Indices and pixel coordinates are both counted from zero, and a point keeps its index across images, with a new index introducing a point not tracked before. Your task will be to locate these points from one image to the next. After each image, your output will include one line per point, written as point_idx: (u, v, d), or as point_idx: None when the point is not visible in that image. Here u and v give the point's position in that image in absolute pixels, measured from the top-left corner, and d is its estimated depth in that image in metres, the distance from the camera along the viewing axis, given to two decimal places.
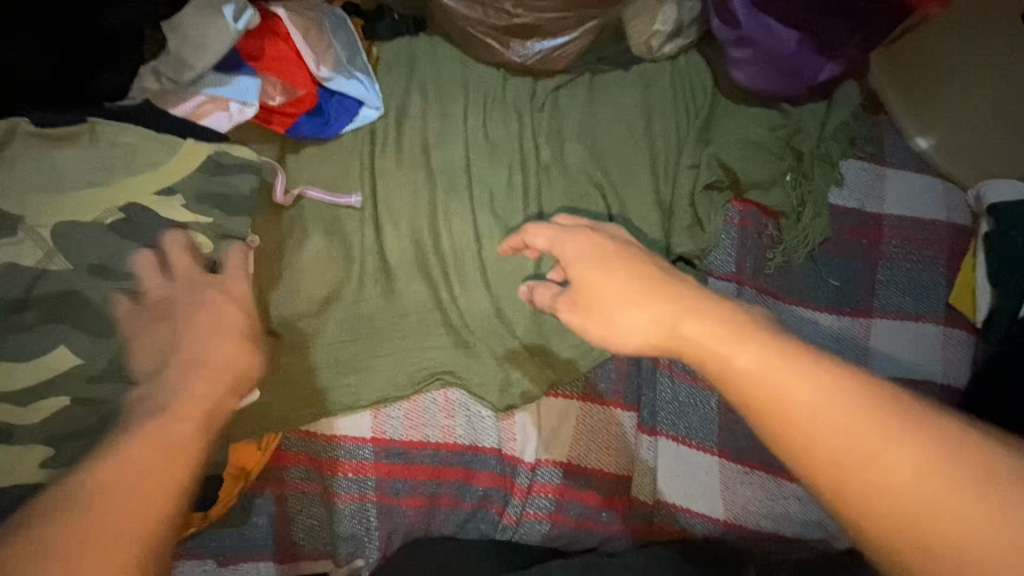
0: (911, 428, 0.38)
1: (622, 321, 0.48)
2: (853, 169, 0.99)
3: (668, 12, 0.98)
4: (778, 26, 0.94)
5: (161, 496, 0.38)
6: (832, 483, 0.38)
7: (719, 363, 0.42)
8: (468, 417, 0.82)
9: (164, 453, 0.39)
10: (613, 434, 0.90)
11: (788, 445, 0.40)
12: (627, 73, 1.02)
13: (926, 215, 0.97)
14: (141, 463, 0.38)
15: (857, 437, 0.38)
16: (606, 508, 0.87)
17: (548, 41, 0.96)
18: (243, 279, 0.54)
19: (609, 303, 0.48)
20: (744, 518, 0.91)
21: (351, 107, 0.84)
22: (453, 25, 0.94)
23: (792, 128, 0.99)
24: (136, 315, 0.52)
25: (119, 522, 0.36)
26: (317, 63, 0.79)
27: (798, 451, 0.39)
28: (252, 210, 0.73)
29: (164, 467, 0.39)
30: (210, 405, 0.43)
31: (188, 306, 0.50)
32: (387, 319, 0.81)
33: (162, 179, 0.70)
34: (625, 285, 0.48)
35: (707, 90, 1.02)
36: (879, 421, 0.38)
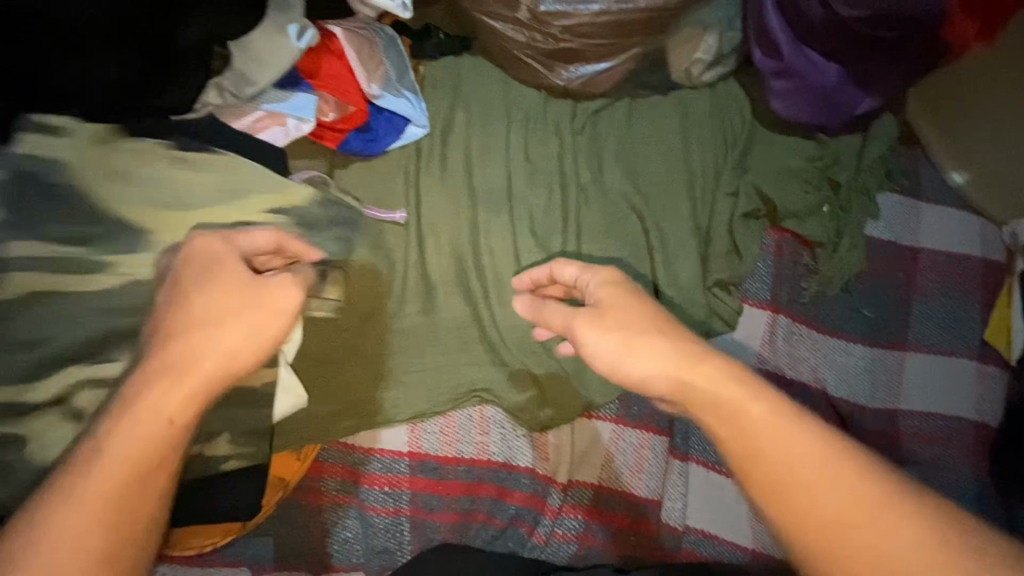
0: (897, 514, 0.40)
1: (640, 366, 0.51)
2: (889, 203, 1.01)
3: (711, 41, 1.00)
4: (820, 59, 0.95)
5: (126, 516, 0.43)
6: (817, 547, 0.41)
7: (723, 420, 0.46)
8: (502, 435, 0.82)
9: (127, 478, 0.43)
10: (646, 459, 0.88)
11: (775, 509, 0.43)
12: (665, 99, 1.04)
13: (960, 250, 1.00)
14: (110, 484, 0.43)
15: (844, 513, 0.41)
16: (635, 533, 0.86)
17: (591, 65, 0.98)
18: (285, 289, 0.54)
19: (631, 347, 0.52)
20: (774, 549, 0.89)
21: (399, 124, 0.89)
22: (498, 48, 0.98)
23: (829, 159, 1.00)
24: (231, 311, 0.51)
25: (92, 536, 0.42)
26: (369, 82, 0.84)
27: (783, 516, 0.43)
28: (311, 222, 0.78)
29: (125, 491, 0.43)
30: (164, 459, 0.44)
31: (226, 306, 0.51)
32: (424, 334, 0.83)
33: (235, 194, 0.75)
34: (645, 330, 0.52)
35: (745, 117, 1.04)
36: (866, 503, 0.41)
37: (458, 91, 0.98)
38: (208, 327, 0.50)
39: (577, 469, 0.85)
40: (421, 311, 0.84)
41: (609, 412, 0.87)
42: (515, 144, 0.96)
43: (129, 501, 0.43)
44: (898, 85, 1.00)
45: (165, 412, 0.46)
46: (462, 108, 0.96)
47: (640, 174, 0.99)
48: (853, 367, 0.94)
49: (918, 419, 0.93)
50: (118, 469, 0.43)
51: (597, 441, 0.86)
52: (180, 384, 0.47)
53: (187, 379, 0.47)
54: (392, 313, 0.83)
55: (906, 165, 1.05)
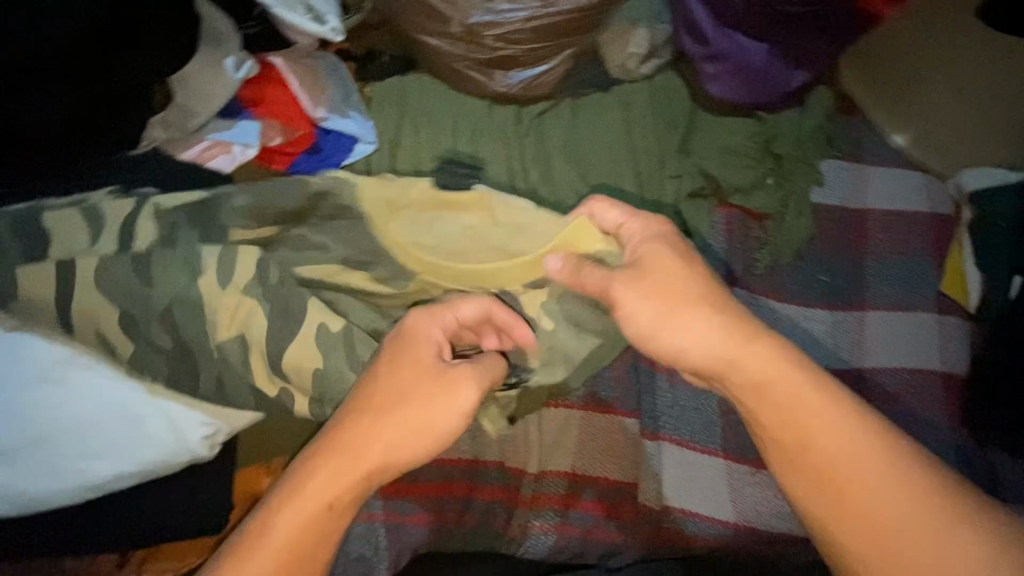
0: (896, 469, 0.53)
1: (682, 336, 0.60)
2: (833, 169, 1.04)
3: (641, 36, 1.04)
4: (747, 40, 1.00)
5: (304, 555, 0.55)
6: (819, 502, 0.55)
7: (763, 387, 0.58)
8: (471, 432, 0.84)
9: (309, 529, 0.56)
10: (617, 440, 0.90)
11: (805, 463, 0.56)
12: (606, 95, 1.07)
13: (909, 207, 1.02)
14: (299, 526, 0.56)
15: (864, 472, 0.54)
16: (614, 517, 0.86)
17: (529, 70, 1.02)
18: (471, 371, 0.62)
19: (673, 319, 0.60)
20: (756, 520, 0.90)
21: (347, 143, 0.93)
22: (438, 64, 1.02)
23: (769, 134, 1.03)
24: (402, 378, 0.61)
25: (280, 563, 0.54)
26: (315, 106, 0.88)
27: (810, 471, 0.55)
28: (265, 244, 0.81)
29: (310, 539, 0.56)
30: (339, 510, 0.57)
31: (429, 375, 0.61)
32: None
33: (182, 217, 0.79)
34: (696, 301, 0.60)
35: (685, 103, 1.06)
36: (874, 463, 0.54)
37: (404, 107, 1.02)
38: (400, 411, 0.60)
39: (550, 456, 0.87)
40: None
41: (577, 399, 0.90)
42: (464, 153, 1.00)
43: (305, 552, 0.55)
44: (825, 58, 1.04)
45: (337, 491, 0.57)
46: (409, 125, 1.00)
47: (588, 168, 1.03)
48: (816, 334, 0.96)
49: (886, 377, 0.95)
50: (304, 520, 0.56)
51: (567, 427, 0.88)
52: (347, 464, 0.57)
53: (350, 466, 0.58)
54: None
55: (846, 133, 1.08)
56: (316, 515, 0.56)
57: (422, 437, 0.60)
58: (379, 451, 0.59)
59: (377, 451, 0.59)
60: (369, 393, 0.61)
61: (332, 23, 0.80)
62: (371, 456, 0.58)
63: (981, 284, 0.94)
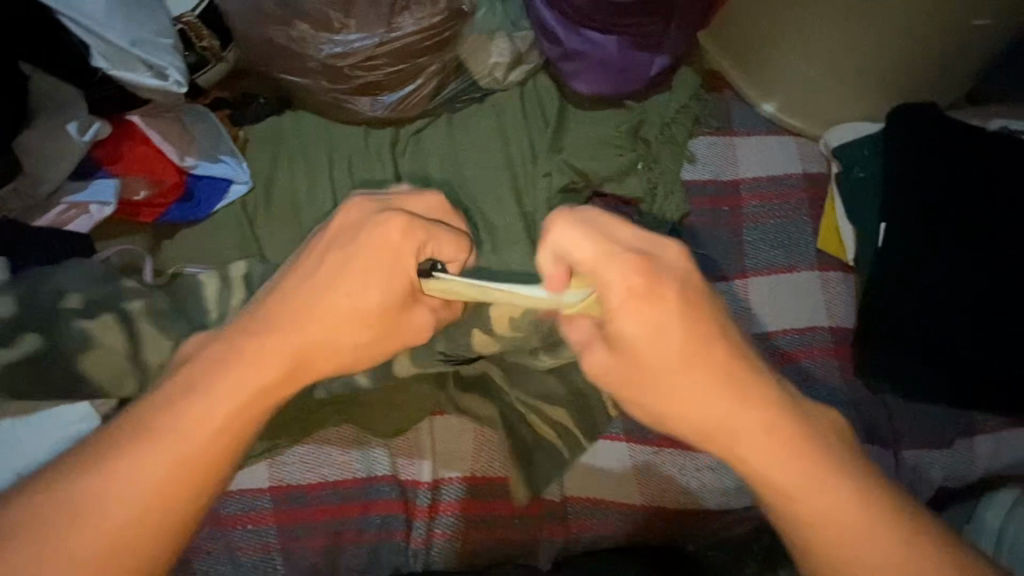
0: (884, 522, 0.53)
1: (669, 390, 0.55)
2: (703, 145, 1.07)
3: (502, 45, 1.06)
4: (598, 36, 1.02)
5: (180, 483, 0.50)
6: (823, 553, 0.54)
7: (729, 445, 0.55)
8: (362, 450, 0.85)
9: (196, 452, 0.50)
10: (518, 440, 0.89)
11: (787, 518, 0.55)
12: (481, 104, 1.10)
13: (781, 171, 1.05)
14: (180, 449, 0.50)
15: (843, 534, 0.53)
16: (518, 515, 0.87)
17: (395, 93, 1.04)
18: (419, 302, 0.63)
19: (660, 374, 0.54)
20: (663, 499, 0.91)
21: (222, 186, 0.96)
22: (308, 99, 1.05)
23: (636, 121, 1.06)
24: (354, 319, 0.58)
25: (148, 490, 0.49)
26: (181, 156, 0.92)
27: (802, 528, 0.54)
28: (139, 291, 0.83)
29: (192, 460, 0.50)
30: (228, 438, 0.52)
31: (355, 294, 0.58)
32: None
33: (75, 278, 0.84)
34: (675, 349, 0.53)
35: (555, 101, 1.10)
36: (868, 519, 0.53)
37: (281, 146, 1.05)
38: (335, 300, 0.58)
39: (447, 465, 0.87)
40: None
41: (471, 403, 0.89)
42: (342, 181, 1.03)
43: (187, 481, 0.50)
44: (683, 41, 1.06)
45: (270, 376, 0.54)
46: (285, 162, 1.04)
47: (467, 178, 1.06)
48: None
49: (778, 340, 0.96)
50: (185, 449, 0.50)
51: (462, 432, 0.88)
52: (274, 374, 0.54)
53: (289, 352, 0.55)
54: None
55: (716, 108, 1.11)
56: (248, 397, 0.53)
57: (364, 335, 0.59)
58: (319, 338, 0.57)
59: (319, 341, 0.57)
60: (312, 285, 0.58)
61: (174, 75, 0.84)
62: (312, 346, 0.56)
63: (855, 238, 0.97)
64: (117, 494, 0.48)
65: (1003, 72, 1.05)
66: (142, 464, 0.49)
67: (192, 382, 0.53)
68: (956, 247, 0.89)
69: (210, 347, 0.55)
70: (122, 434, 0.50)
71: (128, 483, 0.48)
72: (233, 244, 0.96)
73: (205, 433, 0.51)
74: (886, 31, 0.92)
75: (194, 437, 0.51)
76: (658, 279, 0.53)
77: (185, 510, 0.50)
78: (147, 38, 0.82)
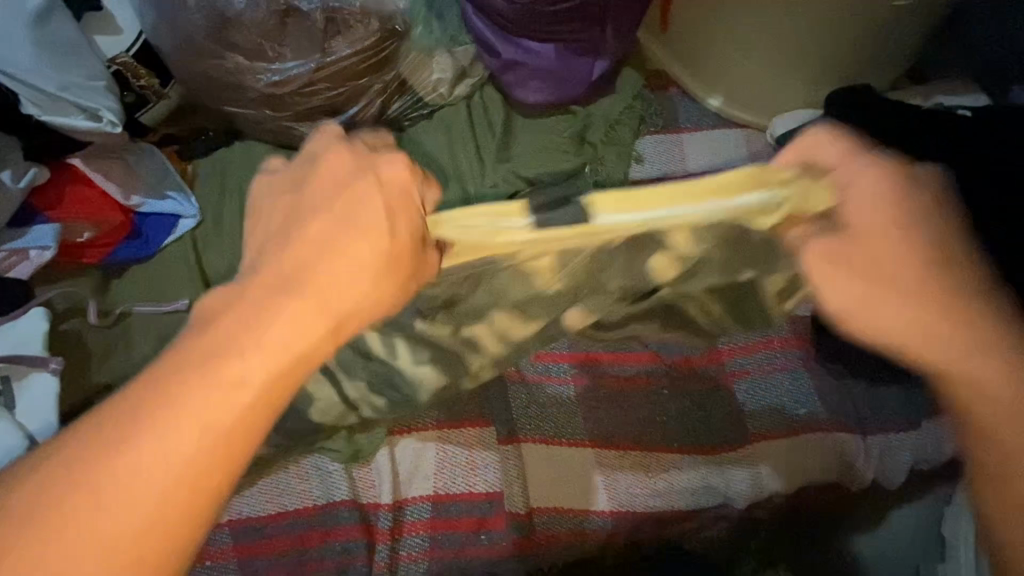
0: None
1: (886, 308, 0.53)
2: (650, 144, 1.07)
3: (443, 61, 1.06)
4: (535, 45, 1.03)
5: (226, 459, 0.42)
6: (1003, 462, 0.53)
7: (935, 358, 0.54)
8: (321, 477, 0.85)
9: (211, 438, 0.42)
10: (478, 454, 0.88)
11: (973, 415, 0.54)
12: (429, 120, 1.10)
13: (727, 163, 1.05)
14: (188, 444, 0.41)
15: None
16: (483, 529, 0.86)
17: (340, 115, 1.04)
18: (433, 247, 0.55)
19: (889, 269, 0.53)
20: (635, 504, 0.89)
21: (170, 222, 0.96)
22: (255, 128, 1.05)
23: (582, 125, 1.07)
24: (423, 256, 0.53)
25: (202, 463, 0.41)
26: (125, 195, 0.92)
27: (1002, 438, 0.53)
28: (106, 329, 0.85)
29: (211, 447, 0.42)
30: (259, 408, 0.43)
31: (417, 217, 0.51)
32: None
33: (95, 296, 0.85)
34: (894, 247, 0.53)
35: (500, 110, 1.10)
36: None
37: (229, 176, 1.05)
38: (349, 252, 0.47)
39: (410, 483, 0.87)
40: None
41: (430, 421, 0.89)
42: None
43: (207, 470, 0.42)
44: (622, 43, 1.06)
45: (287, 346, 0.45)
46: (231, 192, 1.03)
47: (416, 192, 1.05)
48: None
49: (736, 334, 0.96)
50: (198, 436, 0.41)
51: (424, 446, 0.88)
52: (313, 325, 0.45)
53: (307, 307, 0.46)
54: None
55: (661, 107, 1.11)
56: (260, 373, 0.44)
57: (368, 281, 0.47)
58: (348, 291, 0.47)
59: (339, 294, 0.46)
60: (329, 226, 0.48)
61: (107, 116, 0.85)
62: (323, 298, 0.46)
63: None
64: (103, 494, 0.40)
65: (939, 48, 1.06)
66: (142, 454, 0.41)
67: (186, 353, 0.44)
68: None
69: (219, 306, 0.45)
70: (107, 416, 0.42)
71: (128, 481, 0.40)
72: (180, 277, 0.95)
73: (199, 422, 0.41)
74: (814, 21, 0.94)
75: (198, 415, 0.41)
76: (907, 171, 0.55)
77: (186, 516, 0.41)
78: (76, 82, 0.82)
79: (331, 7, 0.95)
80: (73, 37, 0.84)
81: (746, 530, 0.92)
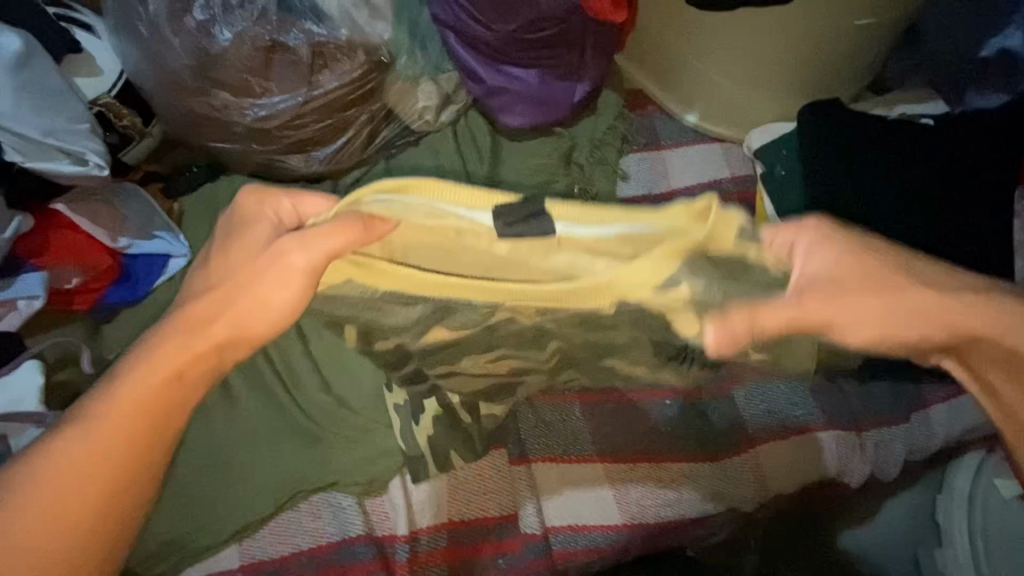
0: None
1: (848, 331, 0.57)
2: (635, 162, 1.11)
3: (428, 89, 1.08)
4: (518, 70, 1.05)
5: (108, 465, 0.57)
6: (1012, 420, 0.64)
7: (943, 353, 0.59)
8: (334, 513, 0.85)
9: (142, 420, 0.57)
10: (489, 478, 0.89)
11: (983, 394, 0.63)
12: (416, 148, 1.11)
13: (710, 177, 1.10)
14: (123, 423, 0.57)
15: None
16: (500, 554, 0.86)
17: (327, 147, 1.05)
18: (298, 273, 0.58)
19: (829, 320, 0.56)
20: (647, 516, 0.90)
21: (160, 261, 0.94)
22: (241, 163, 1.04)
23: (568, 146, 1.10)
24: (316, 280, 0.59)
25: (80, 486, 0.56)
26: (113, 238, 0.90)
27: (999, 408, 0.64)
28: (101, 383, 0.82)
29: (119, 440, 0.57)
30: (167, 403, 0.58)
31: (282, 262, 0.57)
32: (228, 446, 0.84)
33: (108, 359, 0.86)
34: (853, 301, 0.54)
35: (487, 135, 1.12)
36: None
37: (218, 213, 1.04)
38: (252, 284, 0.57)
39: (425, 510, 0.86)
40: (216, 428, 0.85)
41: None
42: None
43: (126, 461, 0.57)
44: (602, 65, 1.09)
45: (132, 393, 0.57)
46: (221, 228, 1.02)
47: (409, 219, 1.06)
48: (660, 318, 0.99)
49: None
50: (123, 423, 0.57)
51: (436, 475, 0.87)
52: (191, 345, 0.57)
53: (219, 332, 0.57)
54: (191, 439, 0.84)
55: (642, 125, 1.15)
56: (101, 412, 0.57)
57: (286, 301, 0.57)
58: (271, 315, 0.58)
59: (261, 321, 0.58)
60: (211, 283, 0.58)
61: (93, 159, 0.83)
62: (237, 319, 0.58)
63: None
64: (116, 451, 0.57)
65: (895, 60, 1.14)
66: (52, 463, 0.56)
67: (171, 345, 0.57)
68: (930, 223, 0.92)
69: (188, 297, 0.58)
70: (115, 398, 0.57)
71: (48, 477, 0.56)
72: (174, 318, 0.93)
73: (100, 431, 0.57)
74: (785, 40, 0.99)
75: (121, 419, 0.57)
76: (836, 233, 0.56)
77: (100, 531, 0.57)
78: (61, 126, 0.81)
79: (318, 41, 0.95)
80: (54, 79, 0.82)
81: (752, 531, 0.94)
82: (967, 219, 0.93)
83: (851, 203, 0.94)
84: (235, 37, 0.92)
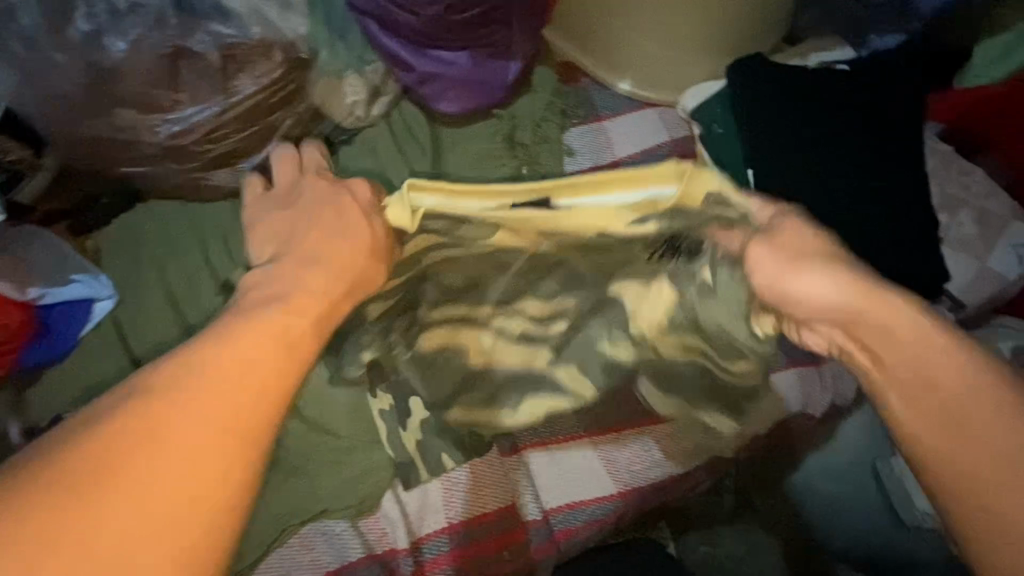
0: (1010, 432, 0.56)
1: (801, 285, 0.62)
2: (578, 136, 1.11)
3: (354, 82, 1.01)
4: (447, 54, 1.01)
5: (199, 478, 0.44)
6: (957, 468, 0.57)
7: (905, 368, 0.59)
8: (328, 540, 0.82)
9: (225, 404, 0.47)
10: (483, 474, 0.87)
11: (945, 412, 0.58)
12: (351, 146, 1.05)
13: (649, 143, 1.12)
14: (211, 406, 0.46)
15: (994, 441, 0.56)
16: (504, 545, 0.86)
17: (255, 157, 0.96)
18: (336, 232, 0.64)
19: (790, 270, 0.62)
20: (637, 480, 0.93)
21: (83, 306, 0.87)
22: (159, 185, 0.94)
23: (508, 127, 1.08)
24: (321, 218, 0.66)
25: (167, 469, 0.43)
26: (21, 290, 0.81)
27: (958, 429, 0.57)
28: None
29: (218, 415, 0.46)
30: (269, 386, 0.49)
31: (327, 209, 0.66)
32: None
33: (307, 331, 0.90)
34: (807, 253, 0.62)
35: (424, 125, 1.07)
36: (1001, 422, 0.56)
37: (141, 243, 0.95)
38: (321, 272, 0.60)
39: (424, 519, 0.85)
40: None
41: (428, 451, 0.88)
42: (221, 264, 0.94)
43: (203, 460, 0.45)
44: (532, 40, 1.07)
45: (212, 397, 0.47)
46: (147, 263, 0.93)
47: None
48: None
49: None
50: (204, 431, 0.45)
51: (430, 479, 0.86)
52: (272, 348, 0.51)
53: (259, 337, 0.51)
54: None
55: (579, 97, 1.14)
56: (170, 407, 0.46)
57: (336, 284, 0.60)
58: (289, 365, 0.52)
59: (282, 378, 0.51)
60: (278, 293, 0.57)
61: None
62: (289, 331, 0.53)
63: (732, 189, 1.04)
64: (182, 439, 0.45)
65: (808, 9, 1.19)
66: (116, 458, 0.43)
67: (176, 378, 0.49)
68: (891, 171, 0.99)
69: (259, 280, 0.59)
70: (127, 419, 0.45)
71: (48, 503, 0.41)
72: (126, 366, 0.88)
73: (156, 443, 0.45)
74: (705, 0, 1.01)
75: (200, 426, 0.45)
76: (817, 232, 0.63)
77: (174, 528, 0.42)
78: None
79: (227, 42, 0.87)
80: None
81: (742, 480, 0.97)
82: (889, 164, 0.99)
83: (777, 142, 0.99)
84: (131, 47, 0.83)
